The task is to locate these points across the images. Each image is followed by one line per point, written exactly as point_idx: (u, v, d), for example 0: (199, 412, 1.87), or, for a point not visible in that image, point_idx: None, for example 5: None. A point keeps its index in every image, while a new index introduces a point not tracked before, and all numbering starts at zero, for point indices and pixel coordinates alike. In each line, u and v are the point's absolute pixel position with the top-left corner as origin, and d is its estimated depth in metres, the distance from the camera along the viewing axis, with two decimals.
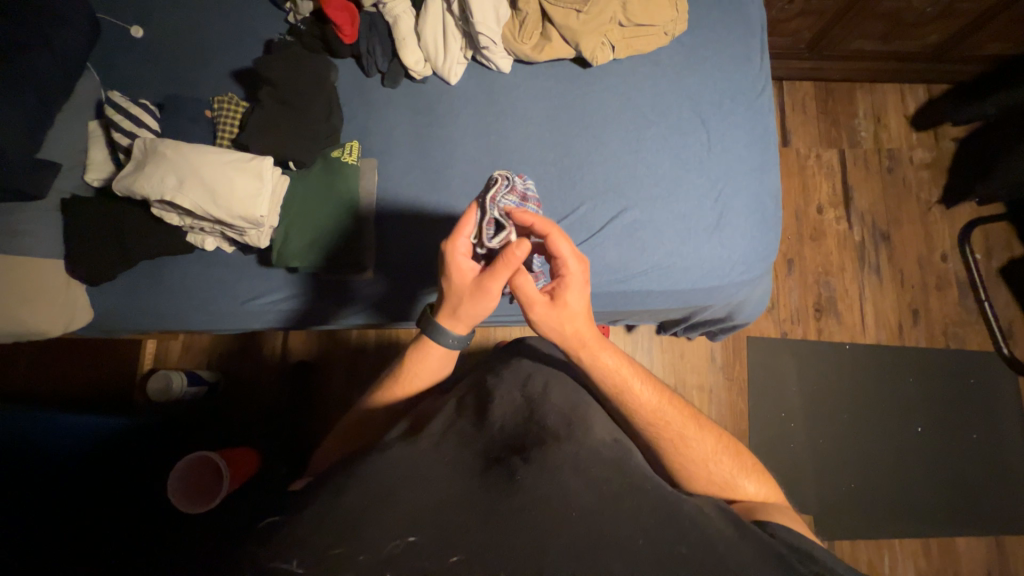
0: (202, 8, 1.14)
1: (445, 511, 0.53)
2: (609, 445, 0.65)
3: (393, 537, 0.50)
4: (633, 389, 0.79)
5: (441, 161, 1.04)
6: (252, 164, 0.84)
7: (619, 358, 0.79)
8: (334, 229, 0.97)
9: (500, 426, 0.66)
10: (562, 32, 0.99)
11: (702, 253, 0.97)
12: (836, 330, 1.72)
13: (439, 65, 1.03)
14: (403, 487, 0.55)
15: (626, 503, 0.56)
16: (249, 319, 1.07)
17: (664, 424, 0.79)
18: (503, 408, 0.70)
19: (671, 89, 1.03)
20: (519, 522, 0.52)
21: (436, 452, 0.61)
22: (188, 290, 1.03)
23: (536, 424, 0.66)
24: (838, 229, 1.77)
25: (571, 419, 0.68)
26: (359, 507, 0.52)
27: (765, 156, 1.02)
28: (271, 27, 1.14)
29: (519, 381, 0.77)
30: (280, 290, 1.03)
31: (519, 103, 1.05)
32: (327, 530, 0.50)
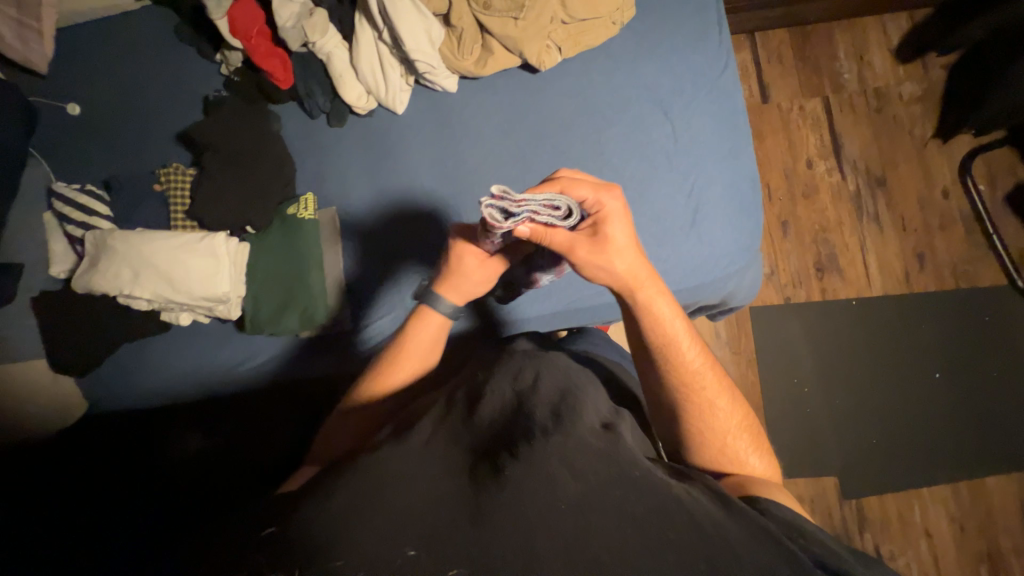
0: (133, 72, 1.10)
1: (429, 512, 0.51)
2: (598, 433, 0.63)
3: (375, 539, 0.47)
4: (670, 348, 0.75)
5: (401, 197, 1.00)
6: (210, 244, 0.83)
7: (674, 310, 0.76)
8: (297, 286, 0.95)
9: (486, 423, 0.65)
10: (502, 42, 0.93)
11: (682, 253, 0.93)
12: (840, 288, 1.67)
13: (382, 96, 0.99)
14: (392, 489, 0.53)
15: (612, 488, 0.54)
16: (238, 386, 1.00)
17: (692, 387, 0.76)
18: (491, 403, 0.68)
19: (626, 82, 0.98)
20: (505, 520, 0.50)
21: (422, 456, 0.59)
22: (174, 366, 1.00)
23: (525, 418, 0.64)
24: (831, 182, 1.70)
25: (559, 410, 0.65)
26: (346, 508, 0.51)
27: (736, 137, 0.96)
28: (203, 79, 1.08)
29: (508, 374, 0.73)
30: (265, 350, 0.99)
31: (473, 122, 1.00)
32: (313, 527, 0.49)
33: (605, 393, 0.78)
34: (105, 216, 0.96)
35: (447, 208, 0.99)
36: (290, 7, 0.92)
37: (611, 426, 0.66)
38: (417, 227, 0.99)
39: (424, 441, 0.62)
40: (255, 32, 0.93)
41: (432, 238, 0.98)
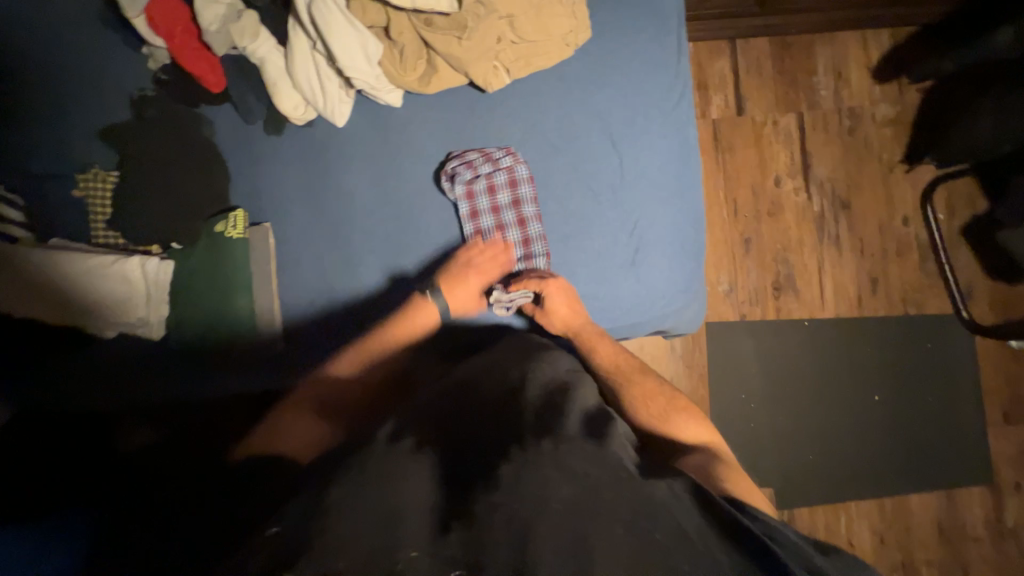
0: (29, 49, 0.97)
1: (421, 506, 0.48)
2: (586, 436, 0.61)
3: (363, 532, 0.44)
4: (609, 367, 0.87)
5: (338, 217, 0.97)
6: (125, 269, 0.85)
7: (615, 347, 0.90)
8: (225, 308, 0.91)
9: (479, 425, 0.62)
10: (446, 61, 0.88)
11: (619, 293, 0.94)
12: (794, 308, 1.67)
13: (322, 109, 0.93)
14: (380, 481, 0.49)
15: (604, 489, 0.52)
16: (177, 382, 0.91)
17: (637, 392, 0.84)
18: (483, 413, 0.65)
19: (578, 109, 0.94)
20: (498, 516, 0.47)
21: (411, 446, 0.56)
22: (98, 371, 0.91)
23: (515, 425, 0.61)
24: (796, 202, 1.67)
25: (546, 416, 0.64)
26: (340, 498, 0.47)
27: (683, 176, 0.95)
28: (115, 67, 0.98)
29: (497, 380, 0.74)
30: (220, 338, 0.91)
31: (418, 142, 0.96)
32: (298, 519, 0.45)
33: (593, 390, 0.78)
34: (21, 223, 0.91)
35: (388, 232, 0.96)
36: (215, 9, 0.88)
37: (603, 430, 0.64)
38: (369, 245, 0.96)
39: (413, 434, 0.59)
40: (179, 31, 0.88)
41: (370, 264, 0.96)
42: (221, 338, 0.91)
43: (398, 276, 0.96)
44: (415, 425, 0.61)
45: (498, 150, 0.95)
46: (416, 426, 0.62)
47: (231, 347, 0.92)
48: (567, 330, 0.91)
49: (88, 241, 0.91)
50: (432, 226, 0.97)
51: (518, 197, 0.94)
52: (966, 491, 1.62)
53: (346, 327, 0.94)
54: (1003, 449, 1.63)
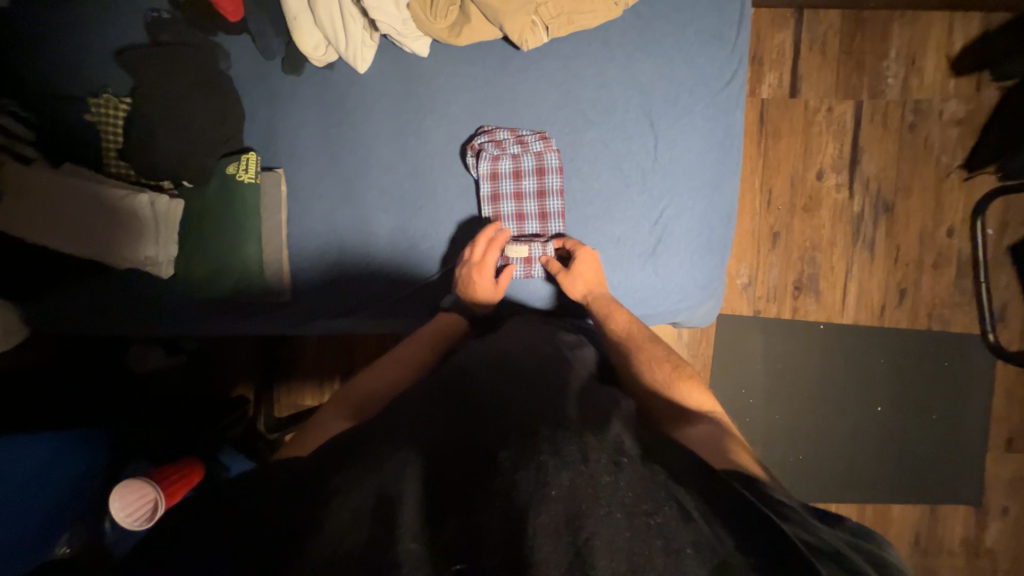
0: None
1: (414, 502, 0.46)
2: (586, 416, 0.56)
3: (351, 538, 0.42)
4: (620, 333, 0.83)
5: (353, 170, 0.93)
6: (135, 206, 0.84)
7: (630, 314, 0.86)
8: (234, 254, 0.90)
9: (481, 407, 0.59)
10: (480, 10, 0.80)
11: (634, 282, 0.91)
12: (813, 310, 1.59)
13: (343, 51, 0.86)
14: (374, 472, 0.49)
15: (603, 472, 0.47)
16: (188, 323, 0.93)
17: (645, 357, 0.79)
18: (485, 392, 0.62)
19: (618, 79, 0.87)
20: (494, 511, 0.44)
21: (403, 440, 0.54)
22: (112, 304, 0.93)
23: (516, 406, 0.57)
24: (836, 198, 1.55)
25: (549, 397, 0.60)
26: (338, 488, 0.47)
27: (721, 166, 0.89)
28: None
29: (498, 361, 0.70)
30: (233, 284, 0.91)
31: (443, 97, 0.90)
32: (285, 526, 0.44)
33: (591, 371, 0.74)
34: (29, 141, 0.88)
35: (402, 192, 0.93)
36: None
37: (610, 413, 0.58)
38: (383, 203, 0.93)
39: (407, 427, 0.57)
40: None
41: (380, 223, 0.93)
42: (232, 284, 0.91)
43: (405, 239, 0.93)
44: (410, 418, 0.59)
45: (531, 132, 0.89)
46: (420, 411, 0.60)
47: (241, 294, 0.92)
48: (587, 295, 0.87)
49: (100, 169, 0.90)
50: (447, 191, 0.93)
51: (544, 189, 0.90)
52: (952, 511, 1.58)
53: (353, 286, 0.94)
54: (1003, 476, 1.58)
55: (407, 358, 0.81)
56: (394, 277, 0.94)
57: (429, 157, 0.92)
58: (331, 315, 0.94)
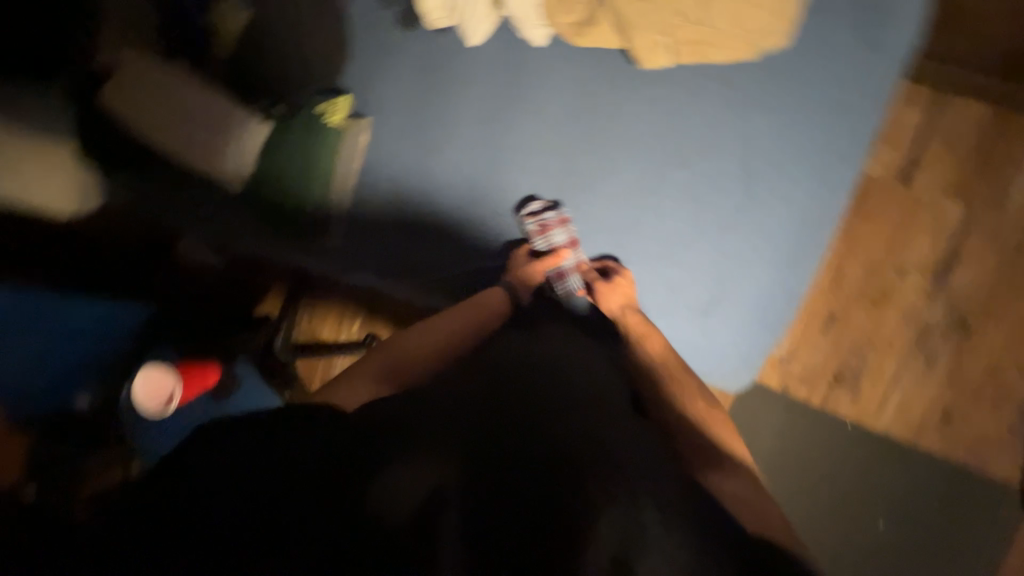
0: None
1: (461, 501, 0.47)
2: (629, 448, 0.57)
3: (384, 520, 0.45)
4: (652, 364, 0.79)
5: (434, 138, 0.92)
6: (230, 119, 0.89)
7: (665, 341, 0.83)
8: (303, 188, 0.91)
9: (525, 410, 0.58)
10: (612, 19, 0.82)
11: (674, 332, 0.88)
12: (844, 407, 1.43)
13: (465, 21, 0.86)
14: (420, 460, 0.50)
15: (647, 519, 0.48)
16: (245, 239, 0.96)
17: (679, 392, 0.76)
18: (529, 392, 0.61)
19: (728, 124, 0.83)
20: (538, 534, 0.46)
21: (445, 428, 0.54)
22: (178, 201, 0.96)
23: (559, 421, 0.57)
24: (913, 306, 1.38)
25: (590, 416, 0.60)
26: (386, 473, 0.48)
27: (805, 244, 0.83)
28: None
29: (542, 362, 0.69)
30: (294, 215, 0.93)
31: (544, 90, 0.88)
32: (317, 496, 0.47)
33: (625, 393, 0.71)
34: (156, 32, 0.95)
35: (475, 174, 0.92)
36: None
37: (651, 451, 0.58)
38: (454, 179, 0.92)
39: (440, 411, 0.57)
40: None
41: (444, 198, 0.93)
42: (294, 214, 0.93)
43: (461, 219, 0.93)
44: (442, 402, 0.58)
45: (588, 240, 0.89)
46: (463, 394, 0.60)
47: (297, 224, 0.94)
48: (623, 308, 0.84)
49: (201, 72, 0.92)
50: (514, 188, 0.91)
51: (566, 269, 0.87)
52: None
53: (402, 252, 0.94)
54: None
55: (447, 327, 0.79)
56: (445, 251, 0.93)
57: (513, 149, 0.90)
58: (370, 273, 0.95)
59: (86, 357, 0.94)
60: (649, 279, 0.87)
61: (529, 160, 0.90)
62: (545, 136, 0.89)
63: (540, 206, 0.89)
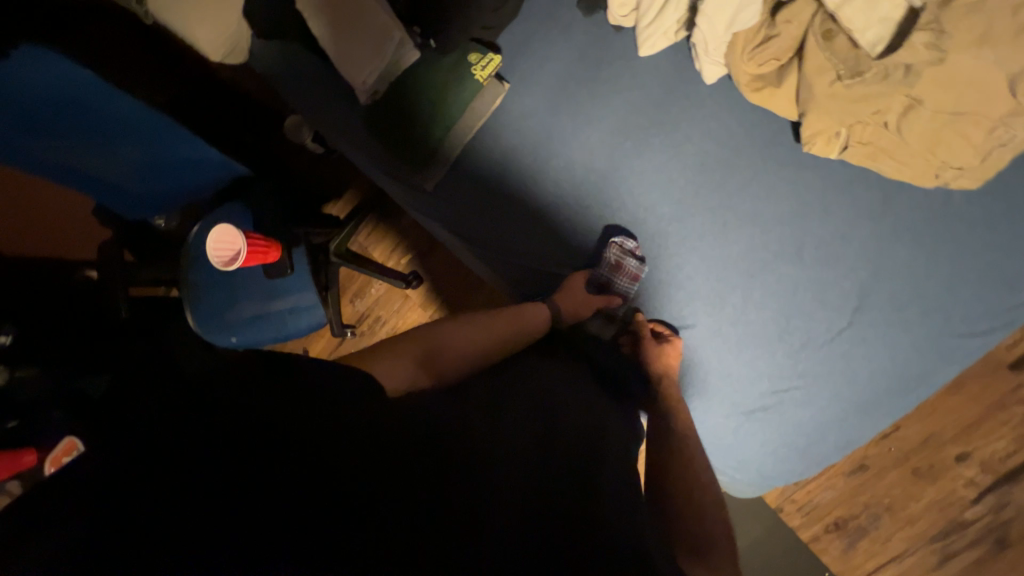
0: None
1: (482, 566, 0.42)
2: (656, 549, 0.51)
3: (456, 509, 0.45)
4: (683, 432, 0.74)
5: (562, 128, 0.90)
6: (386, 38, 0.84)
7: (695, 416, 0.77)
8: (422, 127, 0.92)
9: (552, 471, 0.54)
10: (799, 85, 0.69)
11: (706, 419, 0.82)
12: (832, 561, 1.15)
13: (641, 26, 0.80)
14: (442, 501, 0.46)
15: None
16: (351, 147, 1.00)
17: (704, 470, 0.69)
18: (560, 450, 0.58)
19: (866, 242, 0.74)
20: None
21: (470, 468, 0.50)
22: (309, 91, 1.00)
23: (582, 493, 0.53)
24: (954, 491, 1.09)
25: (615, 498, 0.55)
26: (401, 501, 0.43)
27: (887, 396, 0.76)
28: None
29: (575, 416, 0.65)
30: (399, 146, 0.94)
31: (690, 129, 0.83)
32: (392, 462, 0.45)
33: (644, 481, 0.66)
34: None
35: (584, 180, 0.88)
36: None
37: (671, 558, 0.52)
38: (563, 174, 0.90)
39: (491, 425, 0.57)
40: None
41: (545, 188, 0.91)
42: (402, 148, 0.93)
43: (549, 213, 0.91)
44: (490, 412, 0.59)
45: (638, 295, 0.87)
46: (491, 429, 0.56)
47: (398, 157, 0.95)
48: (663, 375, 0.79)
49: None
50: (617, 211, 0.87)
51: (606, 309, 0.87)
52: None
53: (484, 222, 0.93)
54: None
55: (496, 330, 0.77)
56: (522, 239, 0.92)
57: (631, 172, 0.86)
58: (444, 228, 0.96)
59: (133, 172, 0.85)
60: (708, 357, 0.81)
61: (642, 189, 0.85)
62: (669, 174, 0.84)
63: (630, 247, 0.84)
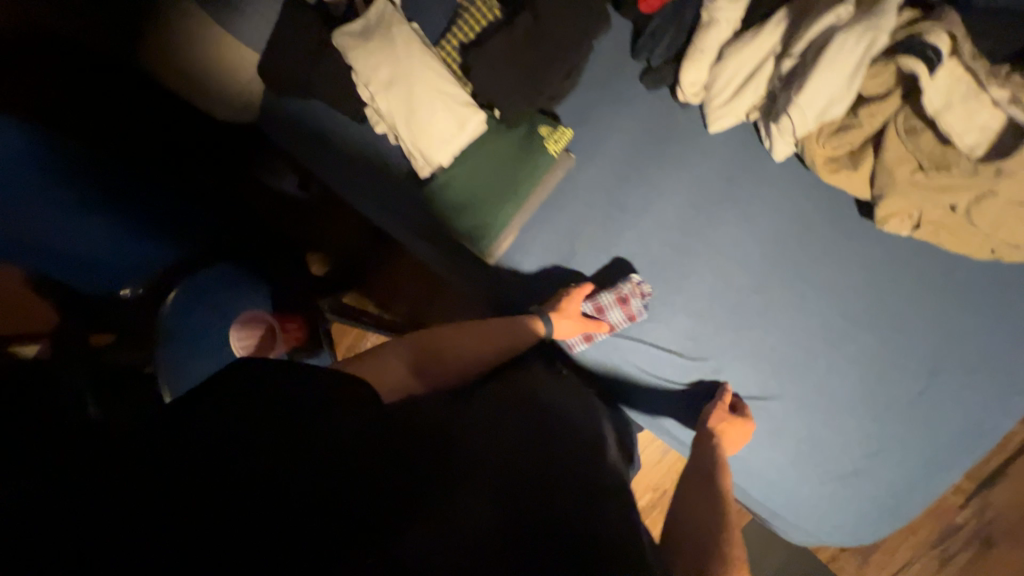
0: None
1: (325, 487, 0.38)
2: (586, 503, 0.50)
3: (405, 491, 0.42)
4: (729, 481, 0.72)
5: (632, 201, 0.89)
6: (462, 115, 0.78)
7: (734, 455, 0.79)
8: (488, 205, 0.85)
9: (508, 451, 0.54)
10: (880, 172, 0.74)
11: (797, 487, 0.83)
12: None
13: (713, 106, 0.82)
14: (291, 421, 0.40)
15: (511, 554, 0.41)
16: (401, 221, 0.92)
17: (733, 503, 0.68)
18: (508, 434, 0.57)
19: (930, 310, 0.81)
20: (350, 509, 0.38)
21: (400, 433, 0.47)
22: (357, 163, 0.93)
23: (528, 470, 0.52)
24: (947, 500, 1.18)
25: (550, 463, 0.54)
26: (261, 417, 0.39)
27: (959, 452, 0.81)
28: None
29: (524, 402, 0.65)
30: (459, 222, 0.86)
31: (761, 204, 0.86)
32: (345, 493, 0.38)
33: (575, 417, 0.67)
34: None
35: (658, 253, 0.88)
36: None
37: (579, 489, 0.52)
38: (635, 247, 0.88)
39: (460, 424, 0.55)
40: None
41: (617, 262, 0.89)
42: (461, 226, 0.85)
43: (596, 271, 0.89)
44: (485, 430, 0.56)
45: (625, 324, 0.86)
46: (446, 424, 0.54)
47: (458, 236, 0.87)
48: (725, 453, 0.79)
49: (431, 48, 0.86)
50: (695, 285, 0.87)
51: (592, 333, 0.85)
52: None
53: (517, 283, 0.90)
54: None
55: (483, 331, 0.77)
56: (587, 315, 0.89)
57: (705, 245, 0.87)
58: (499, 306, 0.91)
59: (124, 269, 0.93)
60: (795, 425, 0.83)
61: (718, 263, 0.86)
62: (746, 248, 0.86)
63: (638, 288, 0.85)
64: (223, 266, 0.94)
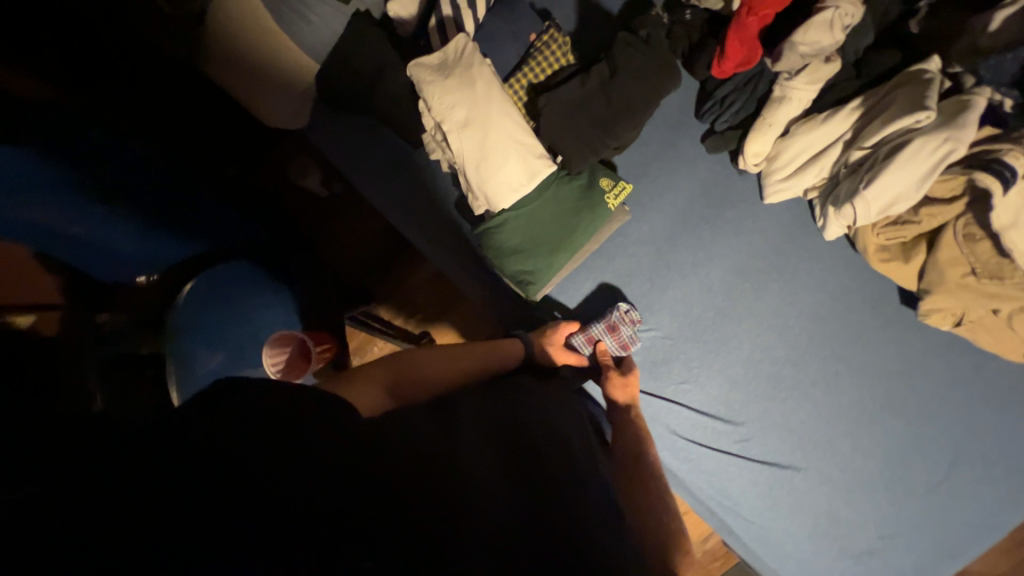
0: None
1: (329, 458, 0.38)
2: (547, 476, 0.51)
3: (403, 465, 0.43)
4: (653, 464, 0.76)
5: (681, 260, 0.89)
6: (529, 162, 0.78)
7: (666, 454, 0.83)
8: (542, 251, 0.85)
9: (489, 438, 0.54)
10: (930, 270, 0.76)
11: (814, 559, 0.85)
12: None
13: (773, 181, 0.83)
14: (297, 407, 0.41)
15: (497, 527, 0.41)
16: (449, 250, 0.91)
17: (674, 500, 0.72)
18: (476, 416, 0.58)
19: (956, 402, 0.84)
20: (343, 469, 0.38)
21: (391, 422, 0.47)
22: (407, 189, 0.90)
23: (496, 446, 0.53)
24: None
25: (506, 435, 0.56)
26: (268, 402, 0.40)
27: (972, 541, 0.83)
28: None
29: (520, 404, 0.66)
30: (510, 263, 0.85)
31: (806, 280, 0.87)
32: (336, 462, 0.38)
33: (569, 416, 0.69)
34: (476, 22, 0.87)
35: (701, 315, 0.88)
36: (816, 37, 0.72)
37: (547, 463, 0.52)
38: (678, 306, 0.89)
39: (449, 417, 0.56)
40: (761, 14, 0.74)
41: (660, 318, 0.89)
42: (512, 269, 0.86)
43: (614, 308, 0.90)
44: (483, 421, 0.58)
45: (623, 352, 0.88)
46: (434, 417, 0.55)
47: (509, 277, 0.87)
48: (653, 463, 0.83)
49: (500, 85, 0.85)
50: (733, 351, 0.88)
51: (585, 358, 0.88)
52: None
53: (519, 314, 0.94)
54: None
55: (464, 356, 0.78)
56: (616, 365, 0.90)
57: (748, 313, 0.88)
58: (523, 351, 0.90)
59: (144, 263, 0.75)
60: (817, 500, 0.85)
61: (757, 332, 0.87)
62: (786, 320, 0.87)
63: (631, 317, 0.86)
64: (242, 260, 0.81)
